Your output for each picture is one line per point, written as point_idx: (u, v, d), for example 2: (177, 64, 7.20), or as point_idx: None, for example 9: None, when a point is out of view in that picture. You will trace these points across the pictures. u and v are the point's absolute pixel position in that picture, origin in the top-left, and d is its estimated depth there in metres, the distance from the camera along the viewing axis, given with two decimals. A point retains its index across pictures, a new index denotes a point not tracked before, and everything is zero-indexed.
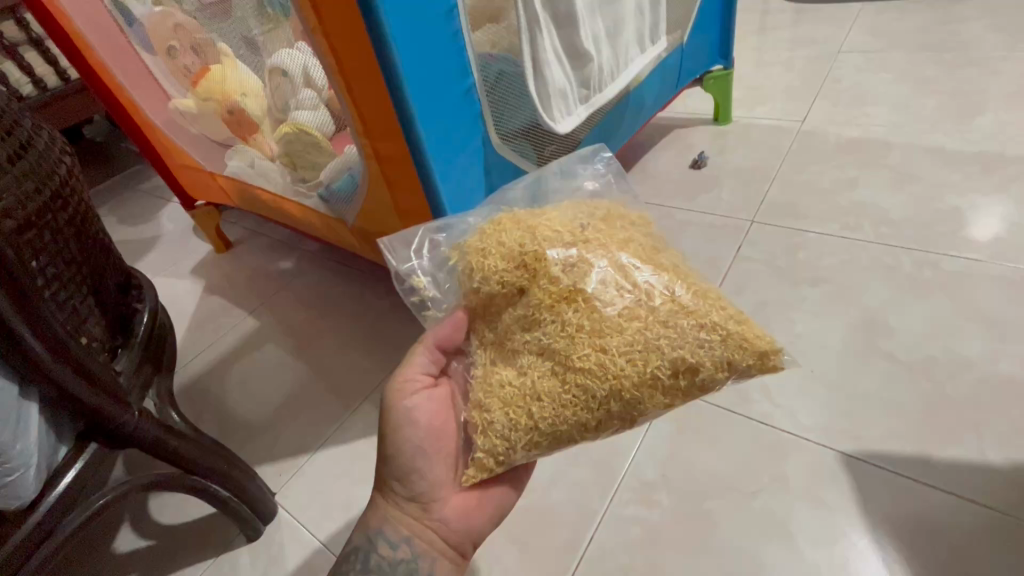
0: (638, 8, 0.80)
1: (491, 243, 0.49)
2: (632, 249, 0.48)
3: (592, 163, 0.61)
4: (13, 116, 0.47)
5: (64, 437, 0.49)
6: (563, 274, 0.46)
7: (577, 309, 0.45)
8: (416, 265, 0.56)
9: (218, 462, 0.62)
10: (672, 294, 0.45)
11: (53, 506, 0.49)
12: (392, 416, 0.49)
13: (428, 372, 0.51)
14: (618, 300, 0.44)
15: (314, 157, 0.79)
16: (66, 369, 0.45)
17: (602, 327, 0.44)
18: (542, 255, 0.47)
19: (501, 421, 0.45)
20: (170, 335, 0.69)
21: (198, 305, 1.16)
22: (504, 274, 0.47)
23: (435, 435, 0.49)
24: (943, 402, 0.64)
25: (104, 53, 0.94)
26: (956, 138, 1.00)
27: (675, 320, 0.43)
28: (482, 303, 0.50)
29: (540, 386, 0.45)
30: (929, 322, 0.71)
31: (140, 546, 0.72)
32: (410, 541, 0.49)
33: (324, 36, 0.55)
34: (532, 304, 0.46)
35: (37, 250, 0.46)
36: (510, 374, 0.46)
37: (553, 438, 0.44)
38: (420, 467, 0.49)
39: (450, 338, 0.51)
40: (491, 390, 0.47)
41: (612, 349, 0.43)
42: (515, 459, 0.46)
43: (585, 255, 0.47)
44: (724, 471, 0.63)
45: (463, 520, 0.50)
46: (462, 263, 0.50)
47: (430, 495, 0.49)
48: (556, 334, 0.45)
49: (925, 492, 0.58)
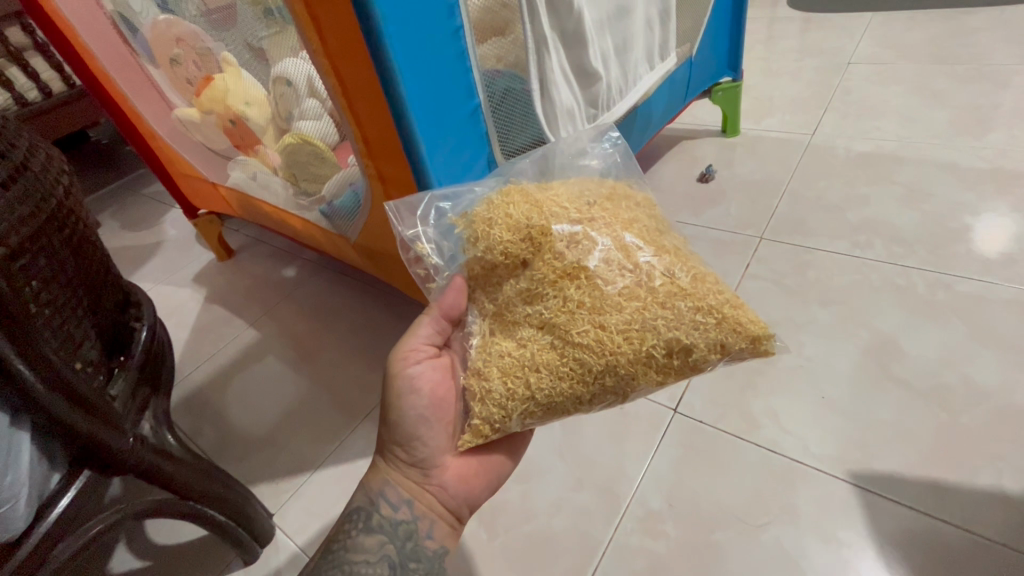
0: (648, 22, 0.79)
1: (497, 213, 0.48)
2: (636, 230, 0.47)
3: (598, 142, 0.60)
4: (8, 138, 0.47)
5: (57, 464, 0.48)
6: (567, 250, 0.45)
7: (578, 285, 0.44)
8: (421, 232, 0.54)
9: (212, 486, 0.61)
10: (672, 276, 0.44)
11: (44, 537, 0.47)
12: (395, 382, 0.49)
13: (432, 342, 0.51)
14: (619, 279, 0.44)
15: (317, 169, 0.78)
16: (57, 397, 0.44)
17: (603, 304, 0.43)
18: (548, 229, 0.46)
19: (498, 390, 0.45)
20: (168, 352, 0.68)
21: (199, 313, 1.15)
22: (508, 246, 0.47)
23: (438, 404, 0.49)
24: (960, 433, 0.62)
25: (105, 60, 0.93)
26: (969, 154, 0.98)
27: (673, 302, 0.42)
28: (484, 273, 0.49)
29: (538, 358, 0.44)
30: (944, 349, 0.69)
31: (135, 566, 0.71)
32: (410, 504, 0.49)
33: (327, 57, 0.54)
34: (535, 278, 0.46)
35: (31, 275, 0.45)
36: (510, 345, 0.46)
37: (548, 408, 0.44)
38: (422, 434, 0.49)
39: (455, 309, 0.50)
40: (490, 358, 0.46)
41: (611, 326, 0.42)
42: (511, 427, 0.46)
43: (589, 232, 0.46)
44: (731, 501, 0.61)
45: (462, 487, 0.50)
46: (467, 232, 0.49)
47: (431, 461, 0.50)
48: (556, 308, 0.44)
49: (941, 529, 0.56)
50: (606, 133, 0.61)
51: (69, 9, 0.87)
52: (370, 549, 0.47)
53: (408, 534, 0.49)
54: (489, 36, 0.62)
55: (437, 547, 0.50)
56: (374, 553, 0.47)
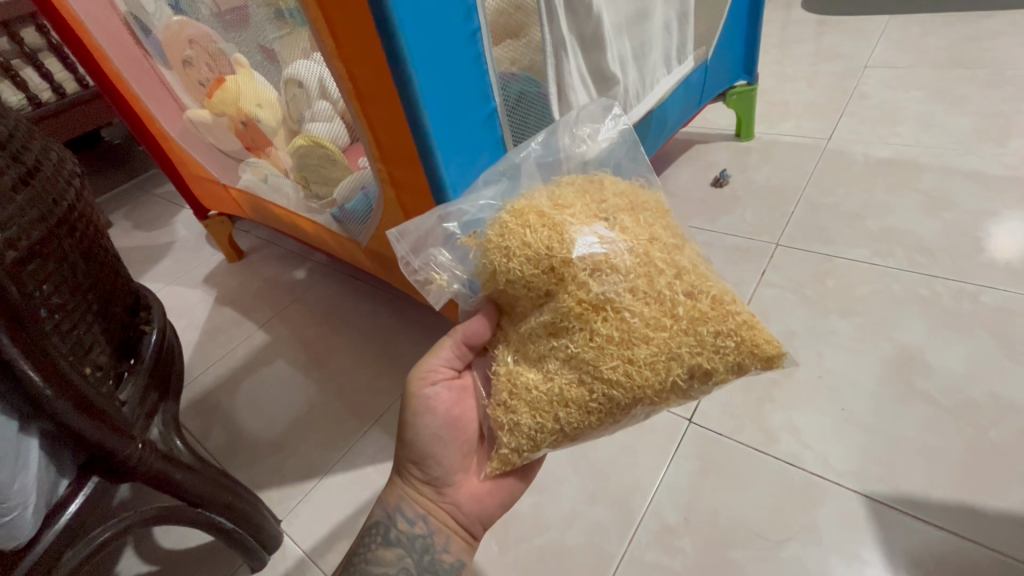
0: (666, 25, 0.79)
1: (513, 240, 0.45)
2: (656, 250, 0.45)
3: (600, 120, 0.57)
4: (20, 140, 0.46)
5: (65, 470, 0.47)
6: (591, 280, 0.42)
7: (604, 318, 0.42)
8: (437, 259, 0.52)
9: (220, 493, 0.60)
10: (693, 299, 0.42)
11: (50, 545, 0.46)
12: (411, 401, 0.48)
13: (451, 365, 0.50)
14: (644, 309, 0.42)
15: (328, 172, 0.78)
16: (66, 403, 0.44)
17: (630, 337, 0.41)
18: (570, 258, 0.43)
19: (527, 423, 0.43)
20: (177, 357, 0.68)
21: (210, 315, 1.15)
22: (531, 279, 0.44)
23: (454, 424, 0.49)
24: (987, 452, 0.60)
25: (119, 61, 0.93)
26: (992, 161, 0.96)
27: (697, 328, 0.41)
28: (509, 301, 0.47)
29: (567, 393, 0.42)
30: (970, 363, 0.67)
31: (142, 571, 0.71)
32: (426, 518, 0.48)
33: (342, 61, 0.53)
34: (560, 310, 0.43)
35: (42, 279, 0.44)
36: (536, 377, 0.44)
37: (576, 437, 0.44)
38: (436, 452, 0.48)
39: (477, 336, 0.49)
40: (516, 391, 0.44)
41: (639, 360, 0.41)
42: (539, 454, 0.45)
43: (613, 259, 0.43)
44: (751, 517, 0.60)
45: (476, 505, 0.49)
46: (483, 261, 0.46)
47: (445, 479, 0.49)
48: (583, 343, 0.42)
49: (969, 549, 0.54)
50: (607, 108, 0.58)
51: (83, 10, 0.87)
52: (389, 562, 0.47)
53: (425, 548, 0.48)
54: (503, 39, 0.62)
55: (454, 560, 0.49)
56: (392, 565, 0.47)
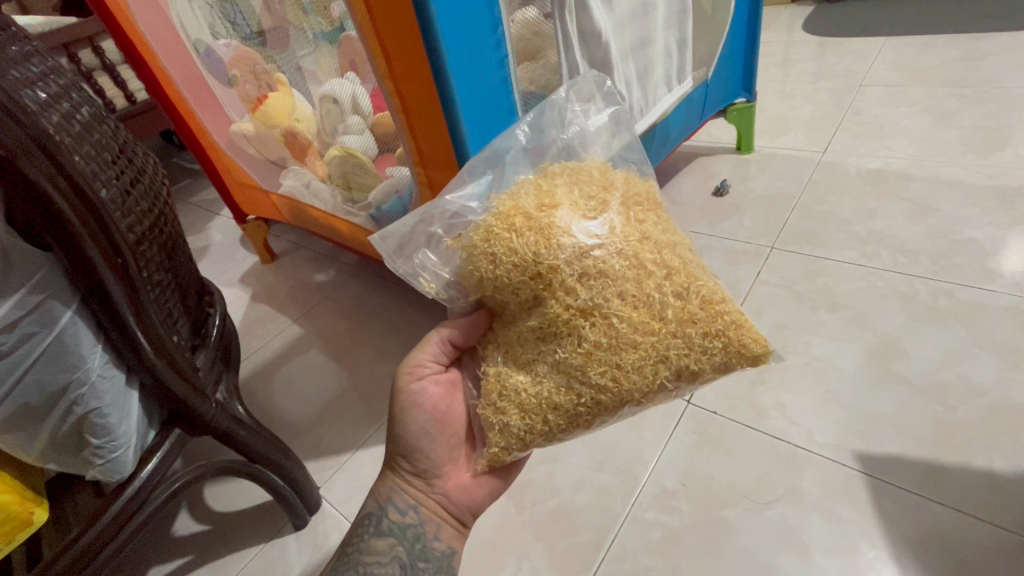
0: (667, 49, 0.88)
1: (499, 246, 0.46)
2: (646, 250, 0.46)
3: (592, 98, 0.58)
4: (130, 146, 0.56)
5: (153, 422, 0.58)
6: (578, 286, 0.45)
7: (592, 324, 0.44)
8: (424, 262, 0.53)
9: (275, 453, 0.69)
10: (682, 300, 0.45)
11: (145, 481, 0.56)
12: (400, 395, 0.53)
13: (438, 360, 0.54)
14: (633, 314, 0.44)
15: (362, 179, 0.89)
16: (162, 362, 0.52)
17: (619, 343, 0.44)
18: (557, 265, 0.45)
19: (516, 423, 0.47)
20: (234, 339, 0.77)
21: (246, 311, 1.24)
22: (519, 285, 0.46)
23: (440, 418, 0.53)
24: (954, 426, 0.67)
25: (179, 80, 1.04)
26: (974, 172, 1.03)
27: (684, 330, 0.44)
28: (499, 307, 0.50)
29: (555, 397, 0.45)
30: (943, 350, 0.75)
31: (195, 529, 0.80)
32: (416, 508, 0.53)
33: (392, 81, 0.63)
34: (548, 317, 0.46)
35: (148, 260, 0.53)
36: (524, 380, 0.47)
37: (563, 436, 0.47)
38: (424, 446, 0.53)
39: (461, 340, 0.52)
40: (505, 394, 0.47)
41: (627, 365, 0.44)
42: (528, 451, 0.49)
43: (603, 263, 0.45)
44: (740, 483, 0.67)
45: (464, 495, 0.54)
46: (470, 267, 0.48)
47: (435, 471, 0.53)
48: (571, 349, 0.45)
49: (933, 509, 0.61)
50: (598, 85, 0.59)
51: (151, 35, 0.98)
52: (381, 551, 0.52)
53: (416, 537, 0.53)
54: (523, 61, 0.72)
55: (445, 548, 0.54)
56: (385, 554, 0.52)
